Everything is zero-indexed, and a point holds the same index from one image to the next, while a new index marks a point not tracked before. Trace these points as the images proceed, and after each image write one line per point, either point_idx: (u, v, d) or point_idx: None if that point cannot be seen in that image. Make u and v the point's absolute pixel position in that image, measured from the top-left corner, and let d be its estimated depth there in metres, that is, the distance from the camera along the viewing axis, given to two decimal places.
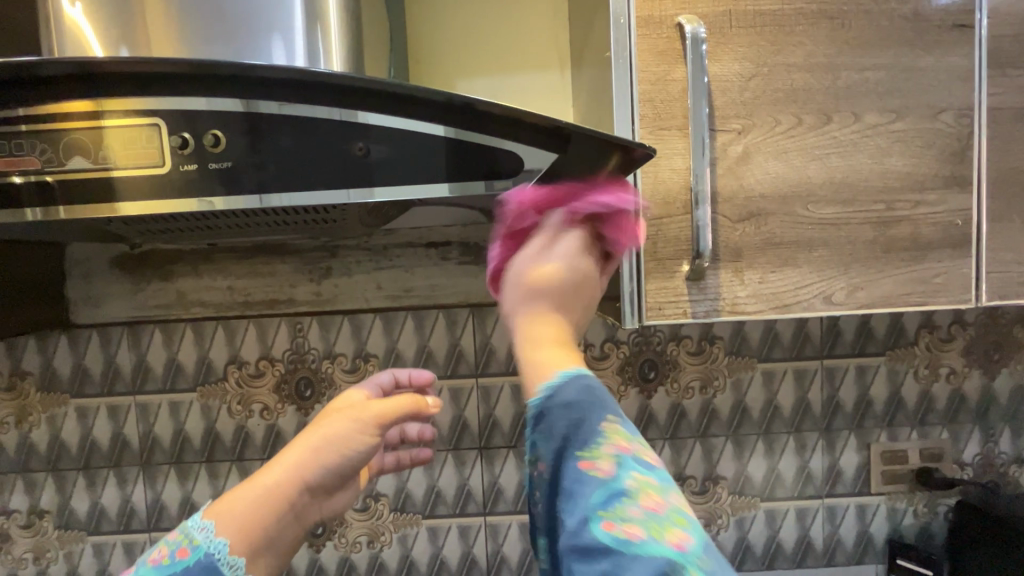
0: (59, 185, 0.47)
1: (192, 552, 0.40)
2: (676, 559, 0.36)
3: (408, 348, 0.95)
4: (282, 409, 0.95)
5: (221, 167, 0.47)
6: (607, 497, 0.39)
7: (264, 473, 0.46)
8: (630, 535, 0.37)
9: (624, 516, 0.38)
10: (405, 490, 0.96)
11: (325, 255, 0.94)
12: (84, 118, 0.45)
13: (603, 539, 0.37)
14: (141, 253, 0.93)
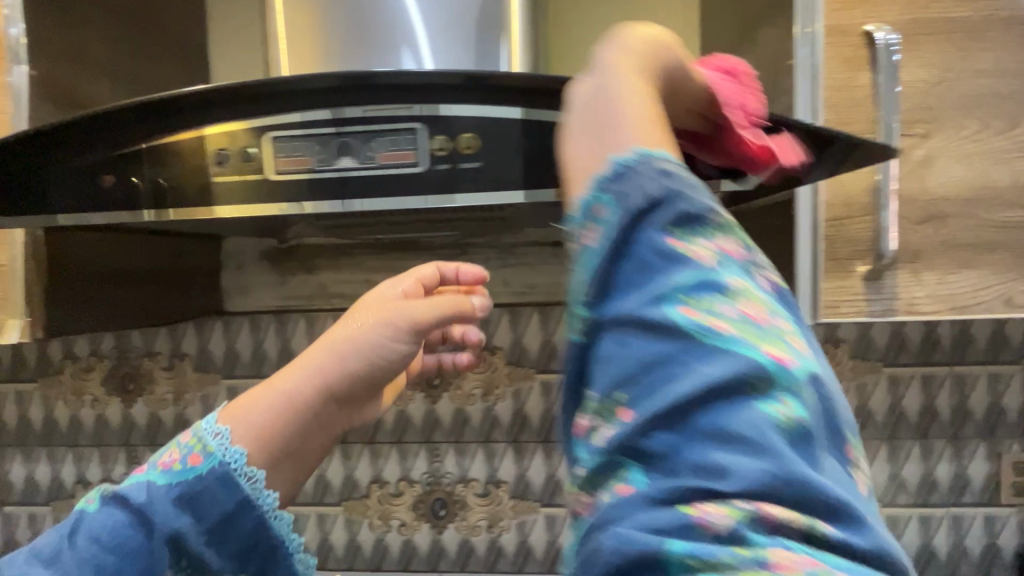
0: (321, 184, 0.49)
1: (204, 460, 0.40)
2: (768, 373, 0.24)
3: (533, 341, 0.99)
4: (411, 396, 1.01)
5: (471, 167, 0.48)
6: (700, 269, 0.25)
7: (290, 377, 0.45)
8: (713, 325, 0.25)
9: (717, 298, 0.25)
10: (524, 478, 1.00)
11: (456, 253, 0.99)
12: (352, 124, 0.47)
13: (674, 316, 0.25)
14: (288, 246, 1.01)
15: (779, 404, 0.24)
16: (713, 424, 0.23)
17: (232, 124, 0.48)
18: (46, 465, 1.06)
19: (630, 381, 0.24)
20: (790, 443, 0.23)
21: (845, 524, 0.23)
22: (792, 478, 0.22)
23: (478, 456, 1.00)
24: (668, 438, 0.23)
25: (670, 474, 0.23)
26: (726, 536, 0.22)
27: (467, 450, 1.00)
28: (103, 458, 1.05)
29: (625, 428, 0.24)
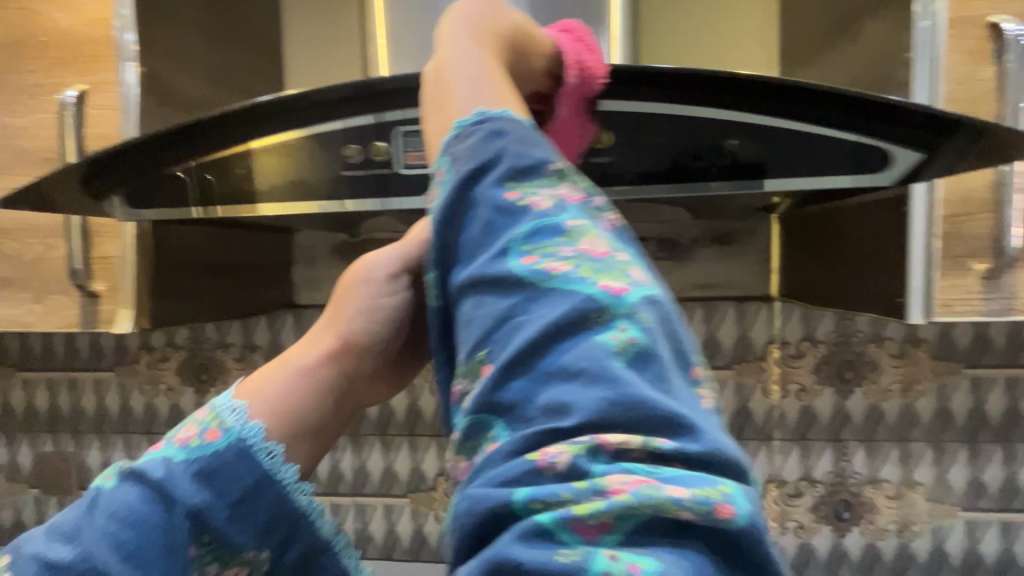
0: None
1: (223, 435, 0.39)
2: (599, 310, 0.29)
3: None
4: None
5: (601, 161, 0.49)
6: (535, 228, 0.31)
7: (304, 355, 0.45)
8: (551, 269, 0.30)
9: (550, 250, 0.30)
10: None
11: None
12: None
13: (515, 269, 0.30)
14: (359, 239, 1.02)
15: (611, 331, 0.29)
16: (552, 363, 0.28)
17: (362, 120, 0.50)
18: (121, 453, 1.08)
19: (485, 340, 0.30)
20: (616, 365, 0.28)
21: (672, 423, 0.27)
22: (615, 395, 0.27)
23: None
24: (521, 381, 0.28)
25: (527, 418, 0.28)
26: (565, 469, 0.26)
27: None
28: None
29: (486, 382, 0.29)
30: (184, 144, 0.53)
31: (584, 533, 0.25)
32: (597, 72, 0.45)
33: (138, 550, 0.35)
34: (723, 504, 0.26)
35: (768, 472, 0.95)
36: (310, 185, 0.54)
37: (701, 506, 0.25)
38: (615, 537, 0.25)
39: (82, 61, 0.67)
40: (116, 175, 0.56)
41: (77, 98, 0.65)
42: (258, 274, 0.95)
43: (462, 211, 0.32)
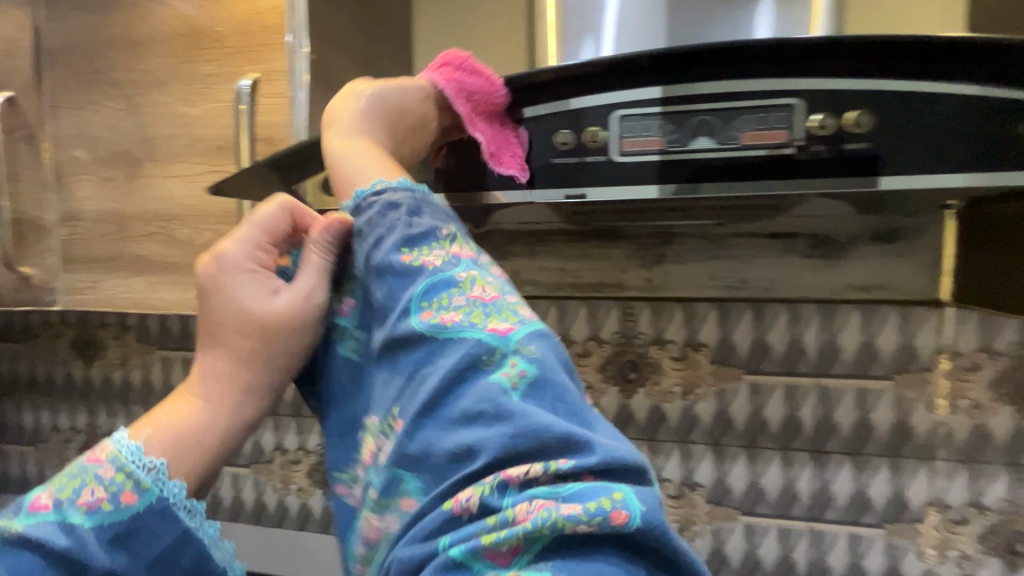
0: (659, 168, 0.47)
1: (140, 498, 0.33)
2: (490, 352, 0.34)
3: (743, 340, 0.90)
4: (605, 389, 0.95)
5: (854, 148, 0.43)
6: (429, 286, 0.36)
7: (198, 386, 0.38)
8: (445, 320, 0.35)
9: (443, 304, 0.35)
10: (724, 483, 0.92)
11: (658, 241, 0.91)
12: (718, 97, 0.45)
13: (414, 326, 0.35)
14: (481, 234, 0.97)
15: (500, 367, 0.33)
16: (448, 411, 0.33)
17: (558, 105, 0.49)
18: None
19: (403, 400, 0.35)
20: (503, 402, 0.32)
21: (553, 443, 0.31)
22: (502, 427, 0.31)
23: (674, 456, 0.94)
24: (426, 431, 0.33)
25: (436, 466, 0.32)
26: (479, 507, 0.30)
27: (661, 449, 0.94)
28: (299, 428, 1.10)
29: (400, 435, 0.34)
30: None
31: (496, 558, 0.29)
32: (492, 90, 0.50)
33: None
34: (616, 510, 0.28)
35: (928, 494, 0.86)
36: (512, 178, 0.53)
37: (593, 518, 0.28)
38: (527, 557, 0.29)
39: (254, 49, 0.68)
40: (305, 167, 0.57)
41: (251, 87, 0.66)
42: None
43: (370, 284, 0.38)
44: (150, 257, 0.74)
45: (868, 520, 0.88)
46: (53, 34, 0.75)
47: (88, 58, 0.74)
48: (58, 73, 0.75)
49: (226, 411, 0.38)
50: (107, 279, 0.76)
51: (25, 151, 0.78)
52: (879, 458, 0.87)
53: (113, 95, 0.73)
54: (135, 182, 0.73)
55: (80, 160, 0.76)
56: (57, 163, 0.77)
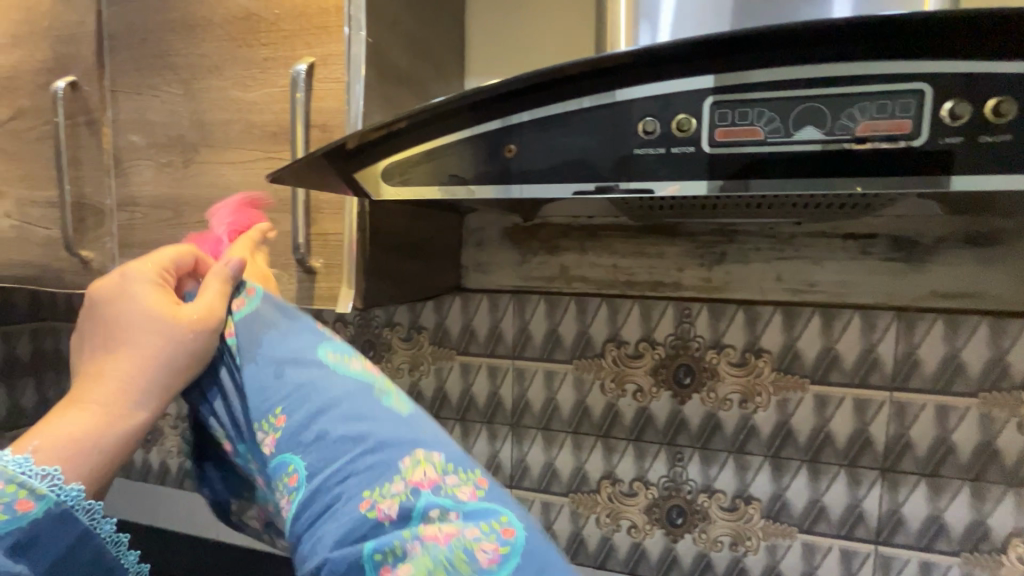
0: (763, 161, 0.45)
1: (38, 504, 0.35)
2: (384, 384, 0.43)
3: (810, 347, 0.84)
4: (657, 394, 0.91)
5: (991, 140, 0.40)
6: (334, 339, 0.45)
7: (93, 391, 0.40)
8: (346, 363, 0.43)
9: (347, 351, 0.44)
10: (782, 497, 0.87)
11: (721, 240, 0.86)
12: (830, 84, 0.42)
13: (319, 358, 0.43)
14: (532, 225, 0.95)
15: (391, 394, 0.42)
16: (345, 413, 0.40)
17: (603, 97, 0.48)
18: None
19: (290, 401, 0.41)
20: (395, 415, 0.41)
21: (429, 446, 0.40)
22: (393, 427, 0.40)
23: (728, 467, 0.89)
24: (323, 427, 0.39)
25: (331, 456, 0.39)
26: (393, 521, 0.36)
27: (715, 458, 0.89)
28: None
29: (295, 434, 0.40)
30: (445, 123, 0.53)
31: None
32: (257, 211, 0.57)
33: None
34: (504, 529, 0.37)
35: (1014, 524, 0.78)
36: (589, 167, 0.50)
37: (482, 533, 0.36)
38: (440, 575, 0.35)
39: (312, 32, 0.66)
40: (378, 156, 0.57)
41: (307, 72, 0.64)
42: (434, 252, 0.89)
43: (282, 319, 0.45)
44: None
45: (941, 547, 0.81)
46: (116, 18, 0.75)
47: (149, 41, 0.74)
48: (119, 58, 0.75)
49: (122, 415, 0.40)
50: None
51: (86, 135, 0.78)
52: (959, 482, 0.80)
53: (173, 79, 0.73)
54: (191, 168, 0.73)
55: (138, 145, 0.76)
56: (116, 148, 0.77)
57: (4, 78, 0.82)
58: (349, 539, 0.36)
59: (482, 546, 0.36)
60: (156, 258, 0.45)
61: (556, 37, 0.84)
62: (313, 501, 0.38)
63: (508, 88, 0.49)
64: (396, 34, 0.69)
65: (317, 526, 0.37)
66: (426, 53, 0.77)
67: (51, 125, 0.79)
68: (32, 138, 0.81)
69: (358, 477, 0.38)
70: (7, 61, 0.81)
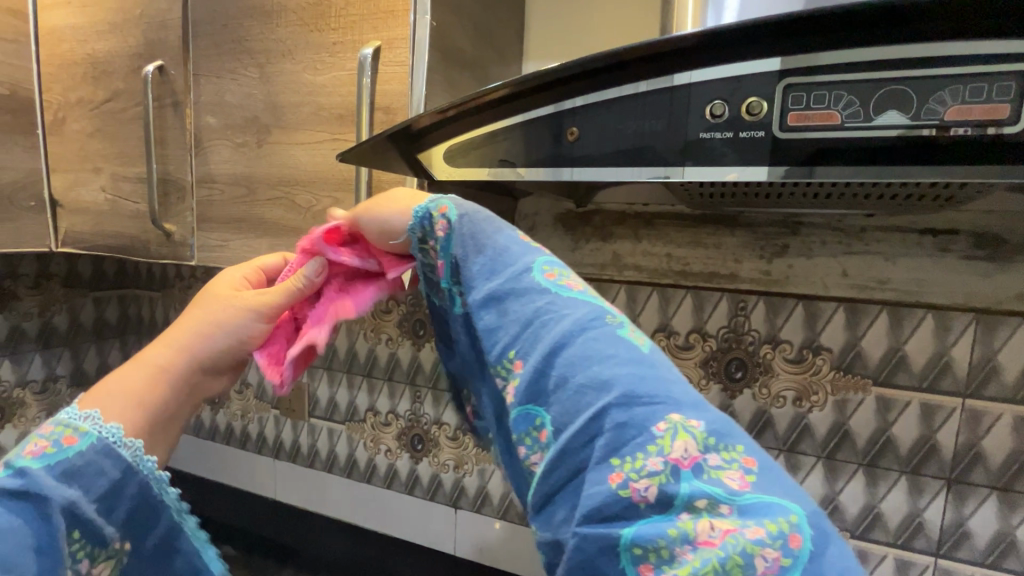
0: (836, 149, 0.43)
1: (82, 438, 0.39)
2: (615, 316, 0.34)
3: (875, 347, 0.80)
4: (705, 386, 0.89)
5: None
6: (548, 259, 0.38)
7: (147, 352, 0.46)
8: (568, 285, 0.36)
9: (565, 275, 0.37)
10: (835, 501, 0.84)
11: (783, 232, 0.83)
12: (916, 66, 0.40)
13: (538, 282, 0.36)
14: (584, 211, 0.95)
15: (625, 327, 0.34)
16: (580, 352, 0.32)
17: (664, 81, 0.47)
18: (344, 390, 1.19)
19: (521, 339, 0.34)
20: (635, 349, 0.32)
21: (684, 404, 0.30)
22: (638, 371, 0.31)
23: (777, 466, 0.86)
24: (558, 368, 0.32)
25: (565, 401, 0.31)
26: (656, 500, 0.28)
27: None
28: (392, 392, 1.14)
29: (522, 374, 0.33)
30: (506, 106, 0.54)
31: None
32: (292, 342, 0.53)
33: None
34: (792, 535, 0.27)
35: None
36: (651, 152, 0.50)
37: (773, 544, 0.26)
38: None
39: (379, 17, 0.68)
40: (441, 138, 0.59)
41: (373, 56, 0.66)
42: None
43: (491, 247, 0.39)
44: (273, 221, 0.78)
45: (1011, 567, 0.76)
46: (200, 6, 0.80)
47: (228, 28, 0.78)
48: (202, 43, 0.80)
49: (165, 370, 0.45)
50: (235, 239, 0.82)
51: (171, 116, 0.84)
52: None
53: (249, 63, 0.77)
54: (263, 148, 0.77)
55: (216, 126, 0.81)
56: (196, 129, 0.83)
57: (102, 64, 0.89)
58: (602, 516, 0.29)
59: (767, 559, 0.26)
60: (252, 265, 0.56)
61: (619, 18, 0.82)
62: (561, 463, 0.31)
63: (569, 72, 0.49)
64: (460, 16, 0.70)
65: (567, 493, 0.31)
66: (487, 36, 0.77)
67: (141, 107, 0.86)
68: (125, 119, 0.88)
69: (604, 435, 0.30)
70: (104, 46, 0.88)
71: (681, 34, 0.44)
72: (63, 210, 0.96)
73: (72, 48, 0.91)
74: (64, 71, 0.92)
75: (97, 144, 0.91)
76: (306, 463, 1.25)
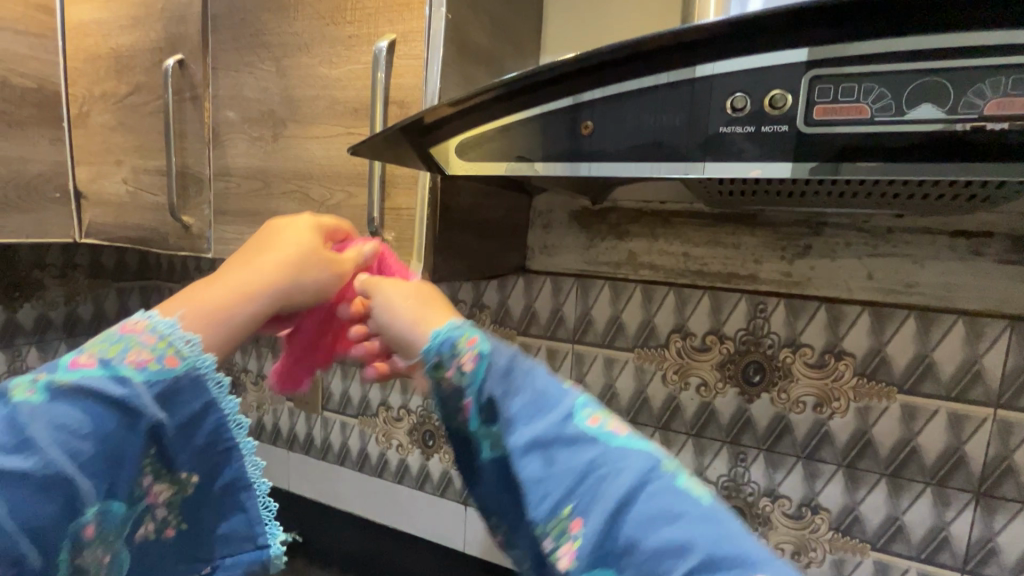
0: (863, 144, 0.41)
1: (181, 363, 0.37)
2: (667, 462, 0.33)
3: (901, 353, 0.77)
4: (722, 390, 0.87)
5: None
6: (585, 399, 0.37)
7: (242, 273, 0.43)
8: (614, 428, 0.35)
9: (606, 416, 0.36)
10: (855, 511, 0.81)
11: (806, 232, 0.80)
12: (953, 56, 0.37)
13: (583, 428, 0.34)
14: (600, 209, 0.93)
15: (679, 474, 0.33)
16: (649, 509, 0.31)
17: (687, 73, 0.46)
18: (357, 384, 1.19)
19: (578, 495, 0.32)
20: (697, 501, 0.32)
21: (763, 561, 0.29)
22: (709, 529, 0.30)
23: (795, 473, 0.84)
24: (627, 531, 0.30)
25: (643, 566, 0.29)
26: None
27: (781, 463, 0.85)
28: (404, 388, 1.14)
29: (585, 536, 0.31)
30: (521, 99, 0.53)
31: None
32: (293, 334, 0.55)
33: (91, 464, 0.33)
34: None
35: None
36: (669, 146, 0.48)
37: None
38: None
39: (395, 10, 0.67)
40: (453, 131, 0.58)
41: (388, 49, 0.66)
42: (501, 232, 0.89)
43: (528, 385, 0.37)
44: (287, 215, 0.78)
45: None
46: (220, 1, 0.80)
47: (247, 22, 0.78)
48: (221, 37, 0.81)
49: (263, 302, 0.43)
50: (251, 233, 0.82)
51: (191, 110, 0.85)
52: None
53: (266, 57, 0.77)
54: (279, 142, 0.78)
55: (234, 120, 0.82)
56: (214, 122, 0.84)
57: (125, 58, 0.90)
58: None
59: None
60: (314, 216, 0.51)
61: (639, 10, 0.80)
62: None
63: (585, 63, 0.48)
64: (475, 10, 0.69)
65: None
66: (504, 31, 0.76)
67: (162, 100, 0.87)
68: (146, 112, 0.89)
69: None
70: (128, 41, 0.90)
71: (705, 22, 0.42)
72: (87, 202, 0.98)
73: (97, 42, 0.93)
74: (90, 65, 0.94)
75: (119, 137, 0.93)
76: (319, 455, 1.26)
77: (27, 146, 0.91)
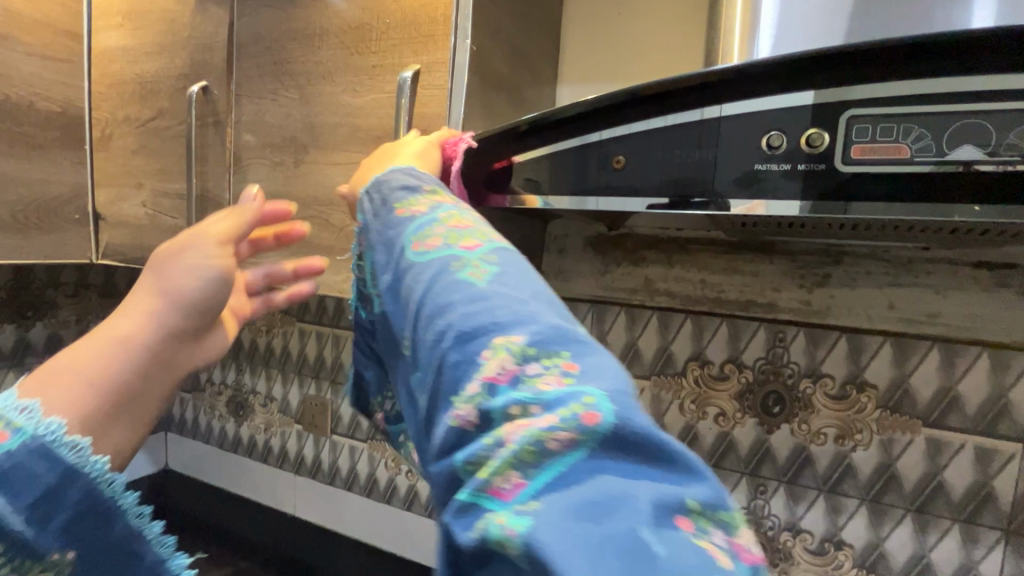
0: (903, 181, 0.41)
1: (14, 435, 0.29)
2: (461, 258, 0.31)
3: (925, 386, 0.75)
4: (741, 420, 0.86)
5: None
6: (417, 223, 0.35)
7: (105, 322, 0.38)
8: (432, 242, 0.33)
9: (429, 233, 0.34)
10: (881, 548, 0.79)
11: (826, 261, 0.80)
12: (995, 99, 0.37)
13: (410, 254, 0.34)
14: (616, 235, 0.93)
15: (469, 267, 0.31)
16: (430, 304, 0.30)
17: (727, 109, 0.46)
18: None
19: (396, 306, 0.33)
20: (474, 287, 0.29)
21: (507, 327, 0.27)
22: (468, 306, 0.28)
23: (818, 507, 0.82)
24: (418, 327, 0.30)
25: (423, 353, 0.29)
26: (479, 420, 0.25)
27: (803, 496, 0.83)
28: None
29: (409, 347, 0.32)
30: (556, 133, 0.54)
31: (501, 496, 0.23)
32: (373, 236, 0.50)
33: None
34: (588, 413, 0.23)
35: None
36: (700, 181, 0.48)
37: (566, 426, 0.23)
38: (532, 488, 0.22)
39: (419, 41, 0.68)
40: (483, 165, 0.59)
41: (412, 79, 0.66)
42: None
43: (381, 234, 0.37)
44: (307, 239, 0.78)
45: None
46: (245, 29, 0.82)
47: (272, 50, 0.80)
48: (246, 65, 0.82)
49: (123, 335, 0.37)
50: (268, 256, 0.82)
51: (212, 135, 0.86)
52: None
53: (290, 84, 0.78)
54: (301, 168, 0.78)
55: (254, 144, 0.82)
56: (235, 147, 0.84)
57: (149, 83, 0.92)
58: (446, 454, 0.26)
59: (559, 441, 0.23)
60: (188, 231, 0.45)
61: (654, 41, 0.82)
62: (426, 415, 0.29)
63: (619, 99, 0.49)
64: (498, 41, 0.70)
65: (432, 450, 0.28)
66: (524, 59, 0.77)
67: (184, 125, 0.88)
68: (168, 137, 0.90)
69: (449, 371, 0.27)
70: (153, 67, 0.91)
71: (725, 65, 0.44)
72: (105, 224, 0.98)
73: (122, 68, 0.94)
74: (113, 89, 0.95)
75: (140, 161, 0.94)
76: (326, 479, 1.24)
77: (49, 166, 0.92)
